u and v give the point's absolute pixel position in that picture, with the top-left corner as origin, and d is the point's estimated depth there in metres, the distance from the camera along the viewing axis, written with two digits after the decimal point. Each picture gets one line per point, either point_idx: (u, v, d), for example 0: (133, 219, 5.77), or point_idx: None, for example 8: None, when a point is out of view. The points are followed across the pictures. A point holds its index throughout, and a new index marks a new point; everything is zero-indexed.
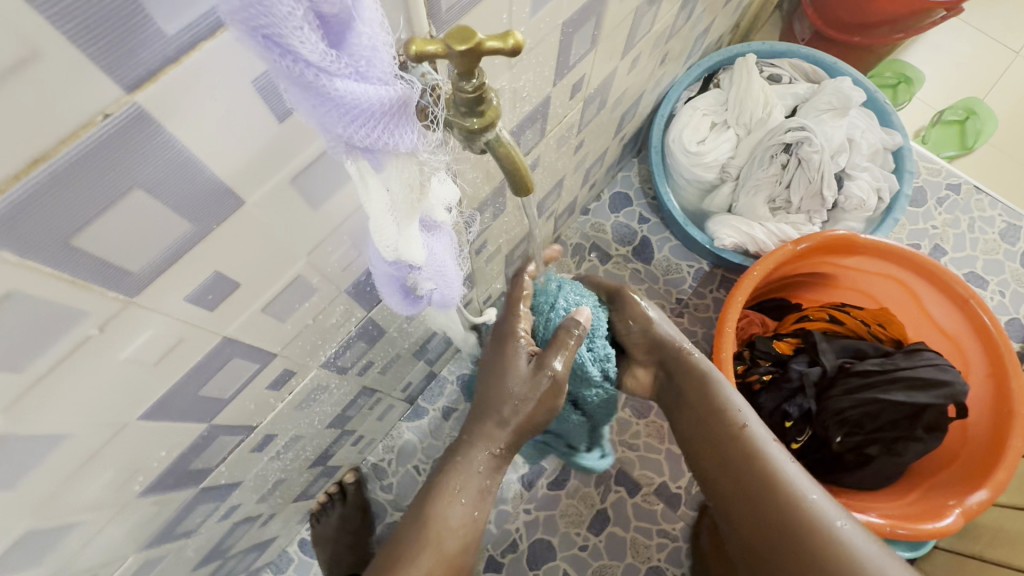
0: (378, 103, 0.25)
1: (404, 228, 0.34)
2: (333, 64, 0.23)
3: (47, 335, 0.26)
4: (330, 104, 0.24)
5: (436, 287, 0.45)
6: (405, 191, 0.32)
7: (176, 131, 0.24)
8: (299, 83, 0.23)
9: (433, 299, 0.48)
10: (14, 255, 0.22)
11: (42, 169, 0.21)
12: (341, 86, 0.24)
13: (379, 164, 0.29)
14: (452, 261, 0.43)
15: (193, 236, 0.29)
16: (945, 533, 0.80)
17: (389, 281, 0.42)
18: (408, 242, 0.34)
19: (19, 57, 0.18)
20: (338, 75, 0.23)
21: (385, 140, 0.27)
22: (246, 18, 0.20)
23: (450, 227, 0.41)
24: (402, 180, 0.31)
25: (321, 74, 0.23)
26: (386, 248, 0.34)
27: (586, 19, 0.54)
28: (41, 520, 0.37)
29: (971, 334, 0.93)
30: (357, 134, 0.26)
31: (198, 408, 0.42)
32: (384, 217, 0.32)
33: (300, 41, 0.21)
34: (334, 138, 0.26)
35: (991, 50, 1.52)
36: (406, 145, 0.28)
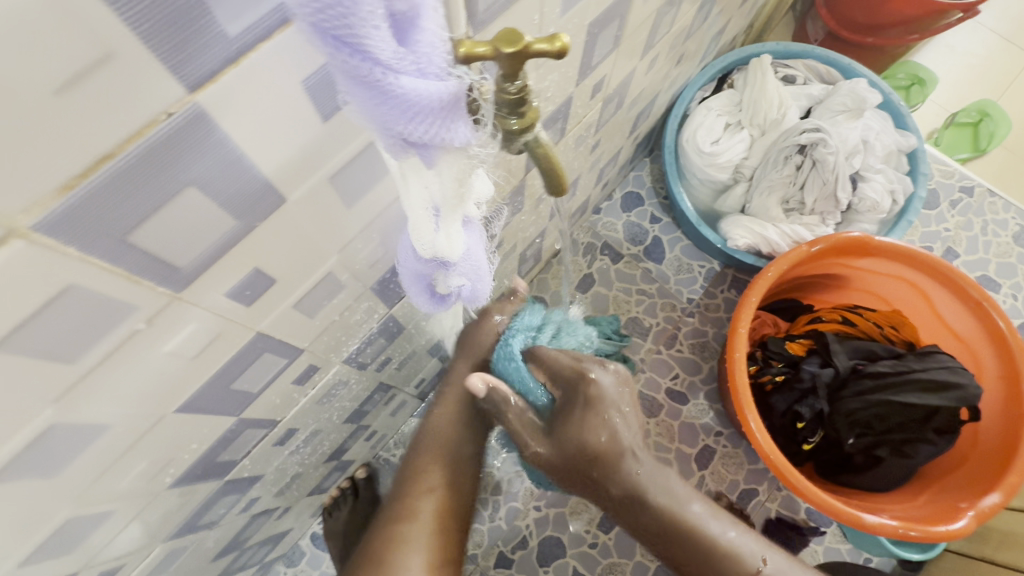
0: (438, 101, 0.26)
1: (446, 225, 0.35)
2: (399, 62, 0.24)
3: (99, 327, 0.27)
4: (392, 102, 0.24)
5: (467, 284, 0.45)
6: (454, 188, 0.32)
7: (229, 130, 0.25)
8: (364, 81, 0.23)
9: (463, 296, 0.48)
10: (76, 249, 0.23)
11: (108, 166, 0.21)
12: (405, 83, 0.24)
13: (430, 160, 0.29)
14: (484, 255, 0.43)
15: (237, 233, 0.30)
16: (956, 536, 0.80)
17: (417, 278, 0.43)
18: (447, 238, 0.35)
19: (96, 57, 0.18)
20: (403, 73, 0.24)
21: (445, 137, 0.27)
22: (321, 17, 0.20)
23: (480, 220, 0.42)
24: (453, 175, 0.31)
25: (387, 72, 0.23)
26: (424, 245, 0.36)
27: (611, 20, 0.54)
28: (79, 508, 0.37)
29: (984, 337, 0.93)
30: (416, 132, 0.26)
31: (229, 401, 0.43)
32: (422, 214, 0.34)
33: (372, 39, 0.22)
34: (392, 136, 0.26)
35: (1005, 52, 1.52)
36: (460, 140, 0.28)
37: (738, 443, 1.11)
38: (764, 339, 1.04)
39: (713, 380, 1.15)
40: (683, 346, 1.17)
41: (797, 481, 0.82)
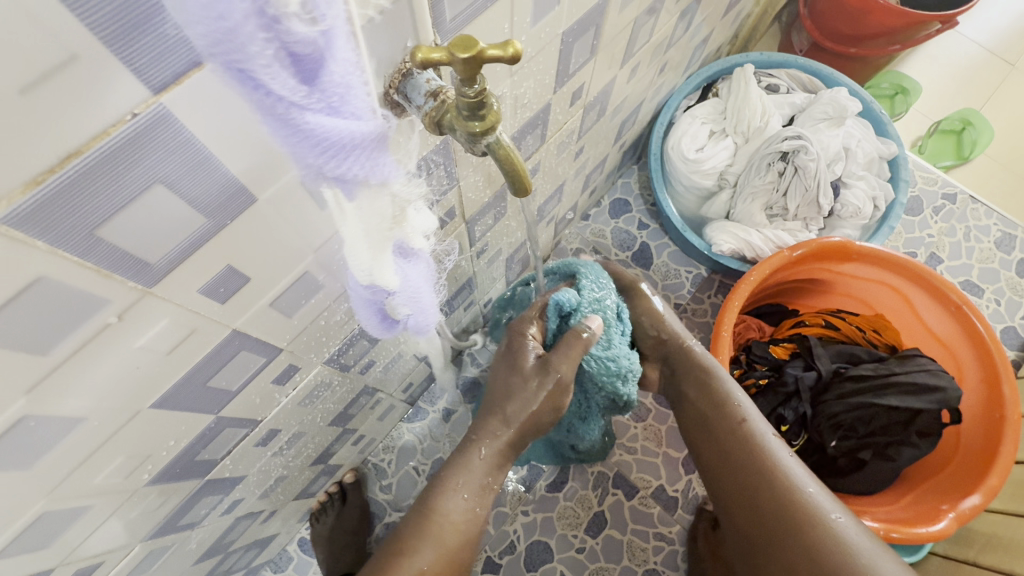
0: (342, 135, 0.27)
1: (375, 254, 0.37)
2: (304, 99, 0.25)
3: (72, 318, 0.28)
4: (300, 134, 0.26)
5: (412, 312, 0.47)
6: (376, 220, 0.34)
7: (196, 131, 0.26)
8: (270, 112, 0.25)
9: (410, 325, 0.49)
10: (45, 244, 0.24)
11: (75, 162, 0.22)
12: (311, 118, 0.26)
13: (349, 194, 0.32)
14: (428, 287, 0.45)
15: (208, 231, 0.31)
16: (938, 537, 0.81)
17: (367, 304, 0.44)
18: (379, 266, 0.38)
19: (60, 60, 0.20)
20: (310, 108, 0.25)
21: (354, 167, 0.30)
22: (219, 51, 0.22)
23: (427, 254, 0.43)
24: (371, 210, 0.34)
25: (291, 106, 0.25)
26: (360, 270, 0.38)
27: (586, 29, 0.56)
28: (54, 502, 0.38)
29: (964, 340, 0.94)
30: (326, 162, 0.28)
31: (206, 398, 0.44)
32: (354, 242, 0.36)
33: (270, 78, 0.23)
34: (305, 163, 0.28)
35: (986, 62, 1.55)
36: (369, 173, 0.31)
37: None
38: (749, 343, 1.05)
39: None
40: None
41: None
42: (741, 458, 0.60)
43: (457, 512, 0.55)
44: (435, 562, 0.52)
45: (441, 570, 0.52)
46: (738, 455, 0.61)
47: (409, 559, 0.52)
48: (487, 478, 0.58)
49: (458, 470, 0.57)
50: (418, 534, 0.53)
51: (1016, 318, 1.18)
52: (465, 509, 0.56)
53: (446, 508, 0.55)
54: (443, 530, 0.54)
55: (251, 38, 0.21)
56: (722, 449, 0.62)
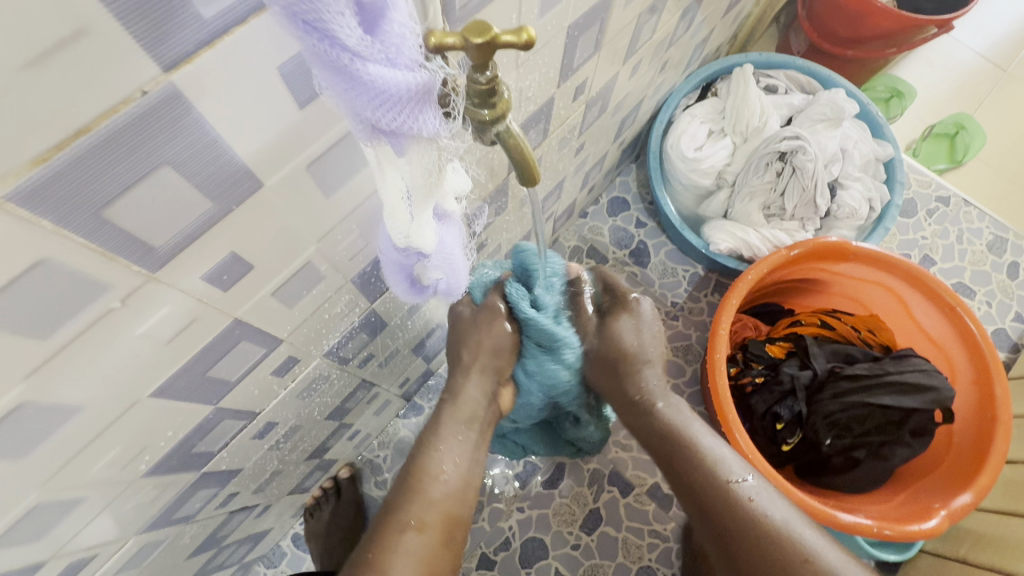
0: (407, 88, 0.26)
1: (418, 214, 0.35)
2: (366, 49, 0.24)
3: (74, 302, 0.27)
4: (361, 88, 0.25)
5: (443, 276, 0.46)
6: (426, 176, 0.33)
7: (204, 112, 0.25)
8: (333, 67, 0.24)
9: (439, 288, 0.49)
10: (50, 224, 0.23)
11: (83, 139, 0.22)
12: (373, 70, 0.25)
13: (400, 149, 0.30)
14: (460, 250, 0.45)
15: (213, 215, 0.31)
16: (929, 535, 0.82)
17: (398, 269, 0.44)
18: (418, 229, 0.36)
19: (71, 33, 0.19)
20: (370, 60, 0.24)
21: (411, 125, 0.28)
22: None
23: (459, 217, 0.43)
24: (423, 165, 0.32)
25: (355, 58, 0.24)
26: (398, 235, 0.36)
27: (591, 24, 0.55)
28: (50, 492, 0.38)
29: (957, 341, 0.95)
30: (384, 118, 0.27)
31: (206, 388, 0.43)
32: (397, 203, 0.34)
33: (337, 25, 0.22)
34: (361, 121, 0.27)
35: (979, 67, 1.57)
36: (428, 130, 0.29)
37: None
38: (745, 342, 1.06)
39: (695, 383, 1.17)
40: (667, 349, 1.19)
41: (772, 476, 0.83)
42: (722, 511, 0.59)
43: (443, 468, 0.58)
44: (427, 516, 0.56)
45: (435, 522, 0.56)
46: (719, 511, 0.59)
47: (401, 513, 0.55)
48: (462, 431, 0.61)
49: (439, 429, 0.60)
50: (406, 493, 0.57)
51: (1007, 320, 1.19)
52: (449, 463, 0.59)
53: (432, 463, 0.58)
54: (429, 485, 0.57)
55: None
56: (689, 484, 0.61)
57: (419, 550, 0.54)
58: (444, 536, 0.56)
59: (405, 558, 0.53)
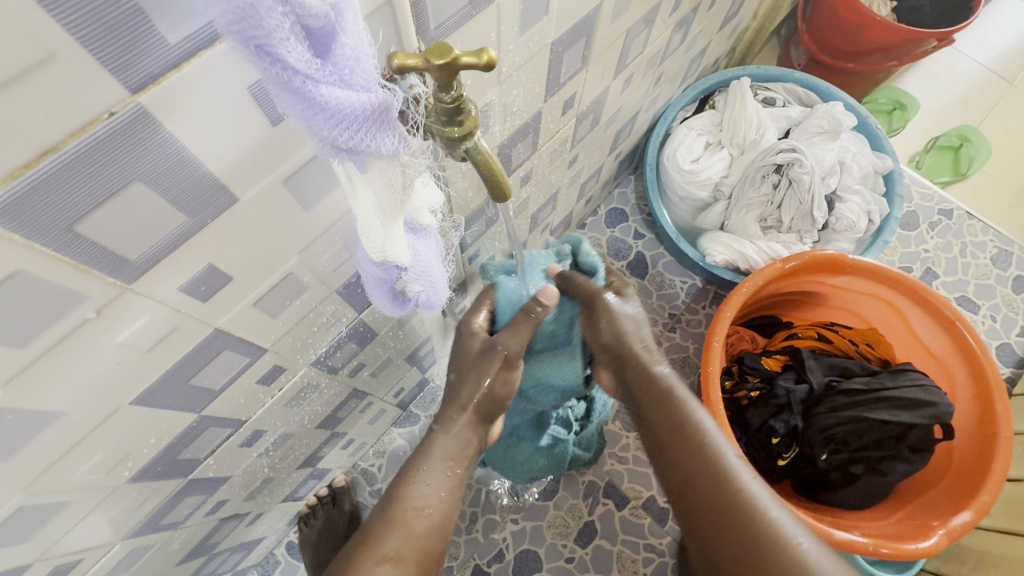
0: (361, 108, 0.27)
1: (390, 228, 0.36)
2: (318, 72, 0.25)
3: (49, 313, 0.28)
4: (317, 109, 0.26)
5: (423, 289, 0.48)
6: (392, 192, 0.34)
7: (175, 131, 0.26)
8: (288, 88, 0.25)
9: (420, 301, 0.50)
10: (22, 238, 0.24)
11: (53, 158, 0.23)
12: (325, 92, 0.26)
13: (363, 166, 0.31)
14: (439, 263, 0.46)
15: (188, 228, 0.32)
16: (927, 554, 0.80)
17: (379, 283, 0.45)
18: (393, 242, 0.37)
19: (37, 58, 0.20)
20: (322, 82, 0.26)
21: (369, 143, 0.29)
22: (237, 27, 0.22)
23: (435, 230, 0.44)
24: (386, 181, 0.33)
25: (307, 80, 0.25)
26: (375, 250, 0.37)
27: (576, 39, 0.56)
28: (32, 496, 0.38)
29: (957, 356, 0.94)
30: (342, 137, 0.28)
31: (190, 396, 0.44)
32: (370, 216, 0.35)
33: (286, 50, 0.23)
34: (321, 141, 0.28)
35: (984, 79, 1.56)
36: (388, 147, 0.30)
37: None
38: (741, 355, 1.05)
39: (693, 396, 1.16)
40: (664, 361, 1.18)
41: None
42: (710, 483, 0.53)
43: (427, 500, 0.53)
44: (405, 550, 0.50)
45: (412, 560, 0.50)
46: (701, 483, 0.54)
47: (375, 547, 0.50)
48: (450, 465, 0.56)
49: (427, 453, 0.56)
50: (384, 523, 0.51)
51: (1012, 335, 1.17)
52: (434, 494, 0.54)
53: (414, 496, 0.53)
54: (410, 518, 0.52)
55: (269, 11, 0.22)
56: (670, 447, 0.57)
57: None
58: (421, 574, 0.50)
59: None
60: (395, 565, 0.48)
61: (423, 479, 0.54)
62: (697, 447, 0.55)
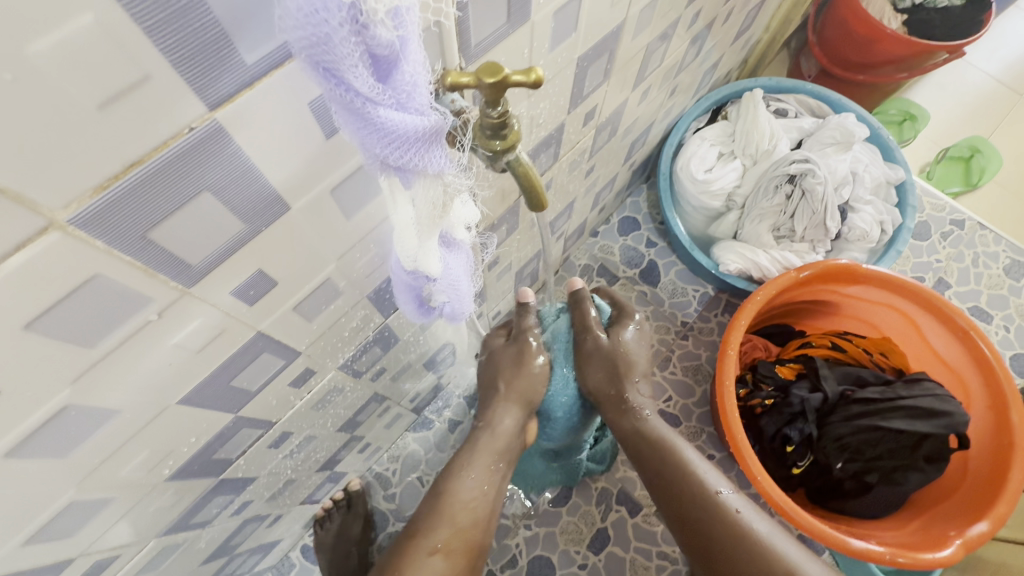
0: (414, 130, 0.29)
1: (425, 241, 0.37)
2: (378, 95, 0.27)
3: (117, 315, 0.30)
4: (372, 129, 0.28)
5: (449, 300, 0.49)
6: (431, 209, 0.35)
7: (242, 144, 0.28)
8: (349, 108, 0.27)
9: (445, 311, 0.51)
10: (103, 244, 0.26)
11: (137, 170, 0.25)
12: (383, 113, 0.27)
13: (408, 182, 0.33)
14: (466, 276, 0.47)
15: (244, 236, 0.33)
16: (945, 565, 0.80)
17: (407, 290, 0.46)
18: (426, 254, 0.38)
19: (134, 79, 0.22)
20: (381, 105, 0.27)
21: (418, 161, 0.31)
22: (311, 51, 0.24)
23: (468, 245, 0.46)
24: (427, 198, 0.34)
25: (367, 103, 0.27)
26: (407, 258, 0.38)
27: (600, 54, 0.58)
28: (83, 492, 0.40)
29: (972, 365, 0.94)
30: (391, 155, 0.30)
31: (229, 397, 0.46)
32: (408, 227, 0.36)
33: (352, 75, 0.25)
34: (371, 155, 0.30)
35: (994, 91, 1.57)
36: (435, 167, 0.32)
37: (731, 468, 1.12)
38: (754, 363, 1.06)
39: (705, 403, 1.16)
40: (677, 369, 1.19)
41: (784, 502, 0.82)
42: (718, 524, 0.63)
43: (471, 494, 0.62)
44: (454, 541, 0.59)
45: (460, 547, 0.59)
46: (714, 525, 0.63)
47: (429, 534, 0.59)
48: (495, 461, 0.65)
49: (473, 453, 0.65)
50: (437, 515, 0.60)
51: None
52: (478, 488, 0.63)
53: (463, 491, 0.62)
54: (458, 511, 0.61)
55: (343, 40, 0.24)
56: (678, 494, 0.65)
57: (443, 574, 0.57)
58: (468, 561, 0.60)
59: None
60: (446, 555, 0.58)
61: (469, 474, 0.63)
62: (700, 492, 0.64)
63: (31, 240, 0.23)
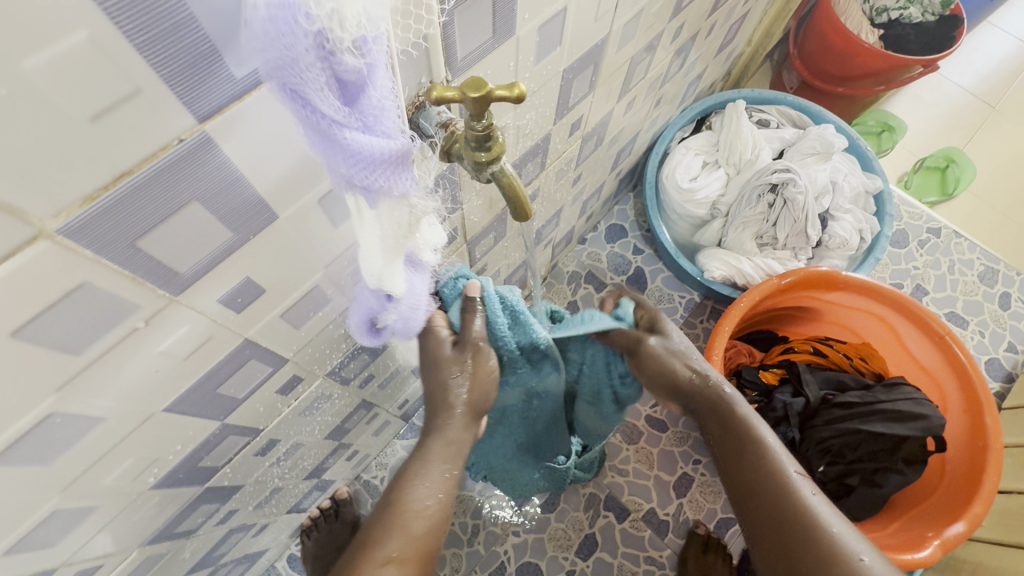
0: (383, 153, 0.29)
1: (390, 265, 0.38)
2: (344, 117, 0.27)
3: (105, 322, 0.30)
4: (338, 149, 0.28)
5: (402, 320, 0.48)
6: (397, 227, 0.35)
7: (231, 155, 0.29)
8: (317, 130, 0.27)
9: (396, 330, 0.50)
10: (91, 253, 0.26)
11: (127, 180, 0.25)
12: (349, 135, 0.27)
13: (373, 202, 0.32)
14: (425, 299, 0.47)
15: (232, 244, 0.34)
16: (923, 564, 0.82)
17: (366, 309, 0.46)
18: (391, 274, 0.39)
19: (125, 93, 0.23)
20: (347, 127, 0.27)
21: (386, 184, 0.30)
22: (274, 72, 0.24)
23: (432, 267, 0.46)
24: (393, 219, 0.34)
25: (333, 124, 0.27)
26: (370, 276, 0.39)
27: (586, 66, 0.60)
28: (67, 500, 0.40)
29: (948, 370, 0.97)
30: (358, 177, 0.29)
31: (215, 404, 0.46)
32: (372, 249, 0.36)
33: (319, 98, 0.26)
34: (337, 175, 0.29)
35: (968, 103, 1.62)
36: (402, 190, 0.31)
37: None
38: (739, 368, 1.07)
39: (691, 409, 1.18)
40: None
41: None
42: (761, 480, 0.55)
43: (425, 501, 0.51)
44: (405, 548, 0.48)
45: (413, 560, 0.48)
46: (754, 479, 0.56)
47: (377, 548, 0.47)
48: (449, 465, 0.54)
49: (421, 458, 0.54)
50: (386, 525, 0.49)
51: (1000, 350, 1.20)
52: (433, 497, 0.51)
53: (415, 498, 0.51)
54: (411, 519, 0.49)
55: (308, 65, 0.24)
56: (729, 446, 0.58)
57: None
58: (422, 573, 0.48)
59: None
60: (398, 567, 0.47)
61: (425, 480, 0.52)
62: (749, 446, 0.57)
63: (20, 250, 0.24)
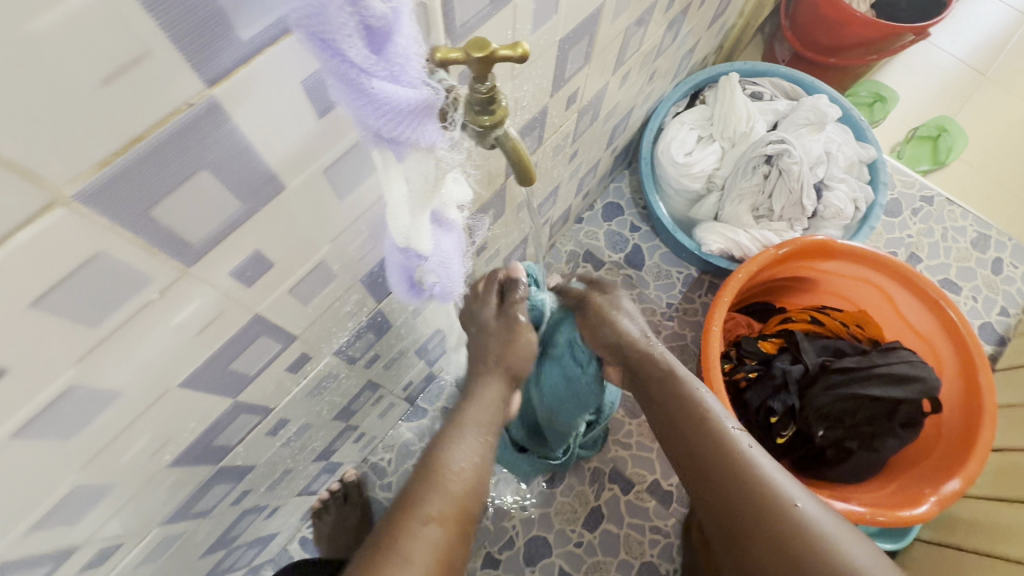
0: (408, 102, 0.30)
1: (418, 217, 0.38)
2: (372, 66, 0.28)
3: (121, 293, 0.30)
4: (367, 99, 0.29)
5: (439, 280, 0.49)
6: (423, 182, 0.36)
7: (238, 122, 0.29)
8: (343, 80, 0.27)
9: (435, 292, 0.51)
10: (106, 221, 0.27)
11: (138, 146, 0.25)
12: (377, 85, 0.28)
13: (401, 155, 0.33)
14: (458, 257, 0.48)
15: (241, 215, 0.34)
16: (921, 520, 0.85)
17: (398, 269, 0.46)
18: (420, 231, 0.39)
19: (135, 55, 0.23)
20: (375, 76, 0.28)
21: (410, 133, 0.32)
22: (307, 21, 0.24)
23: (459, 226, 0.47)
24: (420, 172, 0.35)
25: (361, 73, 0.27)
26: (399, 235, 0.38)
27: (581, 37, 0.59)
28: (86, 477, 0.40)
29: (943, 334, 0.98)
30: (385, 126, 0.30)
31: (227, 382, 0.46)
32: (401, 205, 0.36)
33: (348, 45, 0.26)
34: (366, 127, 0.31)
35: (959, 71, 1.62)
36: (425, 139, 0.33)
37: None
38: (738, 339, 1.09)
39: None
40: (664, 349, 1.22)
41: None
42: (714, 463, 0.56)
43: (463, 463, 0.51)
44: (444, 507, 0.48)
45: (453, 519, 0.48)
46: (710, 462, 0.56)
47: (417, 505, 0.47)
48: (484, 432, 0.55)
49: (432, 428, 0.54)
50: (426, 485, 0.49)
51: (993, 315, 1.22)
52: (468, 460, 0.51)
53: (452, 460, 0.51)
54: (450, 479, 0.49)
55: (338, 12, 0.25)
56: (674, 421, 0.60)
57: (437, 546, 0.46)
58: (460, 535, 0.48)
59: (426, 552, 0.45)
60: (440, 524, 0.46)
61: (459, 443, 0.53)
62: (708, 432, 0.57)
63: (36, 217, 0.24)
